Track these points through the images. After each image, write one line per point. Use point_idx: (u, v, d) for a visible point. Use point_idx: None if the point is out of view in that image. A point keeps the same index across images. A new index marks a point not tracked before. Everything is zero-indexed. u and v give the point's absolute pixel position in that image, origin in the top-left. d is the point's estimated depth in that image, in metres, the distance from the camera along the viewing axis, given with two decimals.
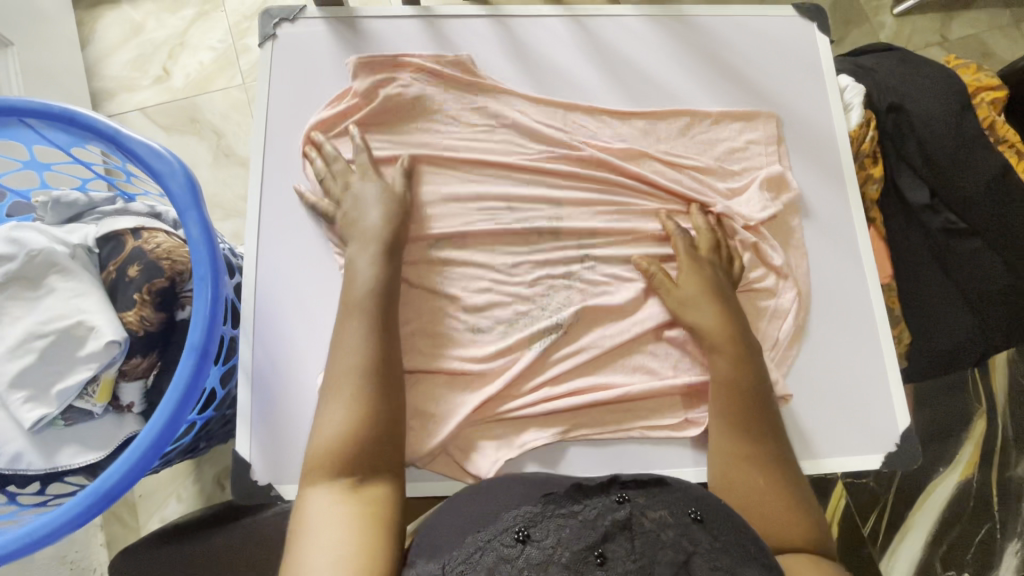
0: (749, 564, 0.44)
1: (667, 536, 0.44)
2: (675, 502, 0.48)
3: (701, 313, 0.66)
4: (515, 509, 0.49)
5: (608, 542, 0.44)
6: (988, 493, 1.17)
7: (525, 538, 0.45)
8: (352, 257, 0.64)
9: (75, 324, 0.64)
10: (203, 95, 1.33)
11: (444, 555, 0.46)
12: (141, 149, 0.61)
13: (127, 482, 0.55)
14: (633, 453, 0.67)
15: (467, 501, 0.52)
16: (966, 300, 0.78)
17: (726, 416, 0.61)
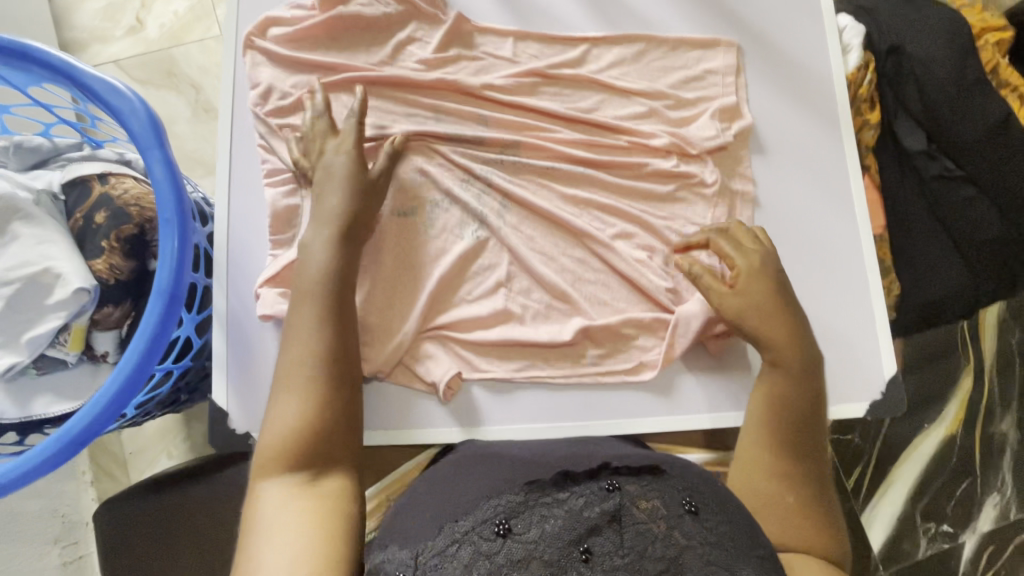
0: (741, 560, 0.43)
1: (659, 528, 0.43)
2: (670, 492, 0.46)
3: (774, 327, 0.60)
4: (495, 499, 0.47)
5: (595, 535, 0.43)
6: (971, 449, 1.18)
7: (506, 531, 0.43)
8: (307, 242, 0.58)
9: (42, 271, 0.62)
10: (178, 47, 1.27)
11: (416, 548, 0.44)
12: (100, 86, 0.58)
13: (97, 427, 0.55)
14: (588, 399, 0.67)
15: (444, 499, 0.50)
16: (959, 249, 0.77)
17: (774, 434, 0.56)
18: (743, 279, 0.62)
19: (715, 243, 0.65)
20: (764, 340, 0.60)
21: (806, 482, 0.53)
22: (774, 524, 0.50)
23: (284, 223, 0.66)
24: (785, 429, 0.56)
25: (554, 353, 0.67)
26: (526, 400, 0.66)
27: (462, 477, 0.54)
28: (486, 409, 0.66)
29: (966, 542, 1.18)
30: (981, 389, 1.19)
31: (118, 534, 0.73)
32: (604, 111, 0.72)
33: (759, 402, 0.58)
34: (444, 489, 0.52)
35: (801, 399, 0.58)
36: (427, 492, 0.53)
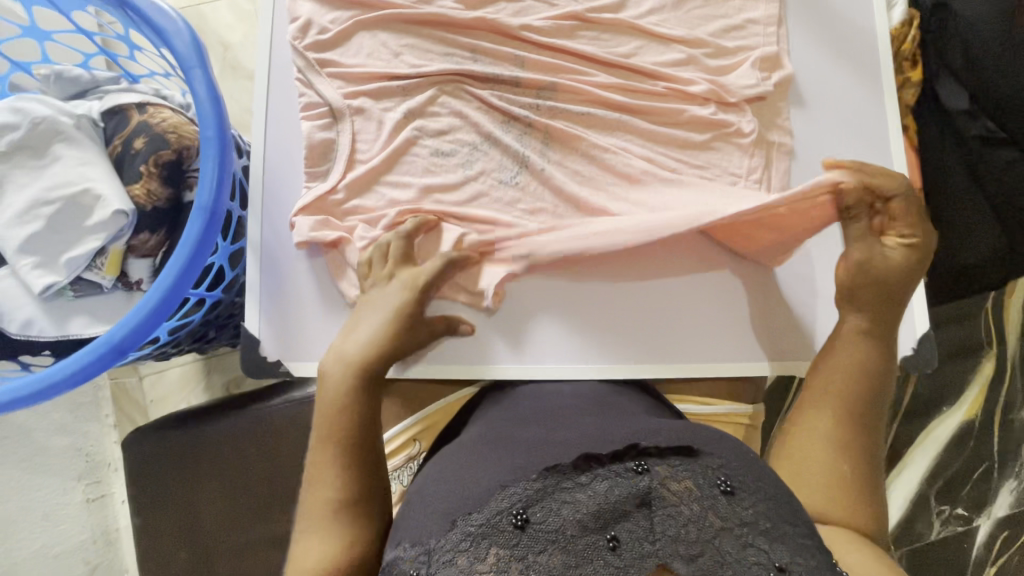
0: (779, 541, 0.42)
1: (691, 511, 0.43)
2: (702, 472, 0.45)
3: (865, 290, 0.59)
4: (510, 486, 0.45)
5: (623, 521, 0.42)
6: (990, 434, 1.17)
7: (524, 522, 0.42)
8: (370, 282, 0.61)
9: (82, 193, 0.63)
10: (208, 4, 1.28)
11: (430, 543, 0.44)
12: (144, 5, 0.58)
13: (136, 339, 0.55)
14: (587, 292, 0.67)
15: (458, 485, 0.49)
16: (996, 214, 0.76)
17: (842, 406, 0.56)
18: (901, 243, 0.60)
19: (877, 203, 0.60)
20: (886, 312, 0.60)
21: (857, 458, 0.54)
22: (822, 503, 0.51)
23: (320, 156, 0.67)
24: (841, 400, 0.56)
25: (579, 294, 0.67)
26: (539, 341, 0.66)
27: (473, 457, 0.52)
28: (500, 348, 0.66)
29: (980, 528, 1.16)
30: (1004, 376, 1.17)
31: (146, 463, 0.75)
32: (641, 58, 0.71)
33: (842, 372, 0.58)
34: (456, 474, 0.51)
35: (856, 370, 0.58)
36: (436, 477, 0.52)
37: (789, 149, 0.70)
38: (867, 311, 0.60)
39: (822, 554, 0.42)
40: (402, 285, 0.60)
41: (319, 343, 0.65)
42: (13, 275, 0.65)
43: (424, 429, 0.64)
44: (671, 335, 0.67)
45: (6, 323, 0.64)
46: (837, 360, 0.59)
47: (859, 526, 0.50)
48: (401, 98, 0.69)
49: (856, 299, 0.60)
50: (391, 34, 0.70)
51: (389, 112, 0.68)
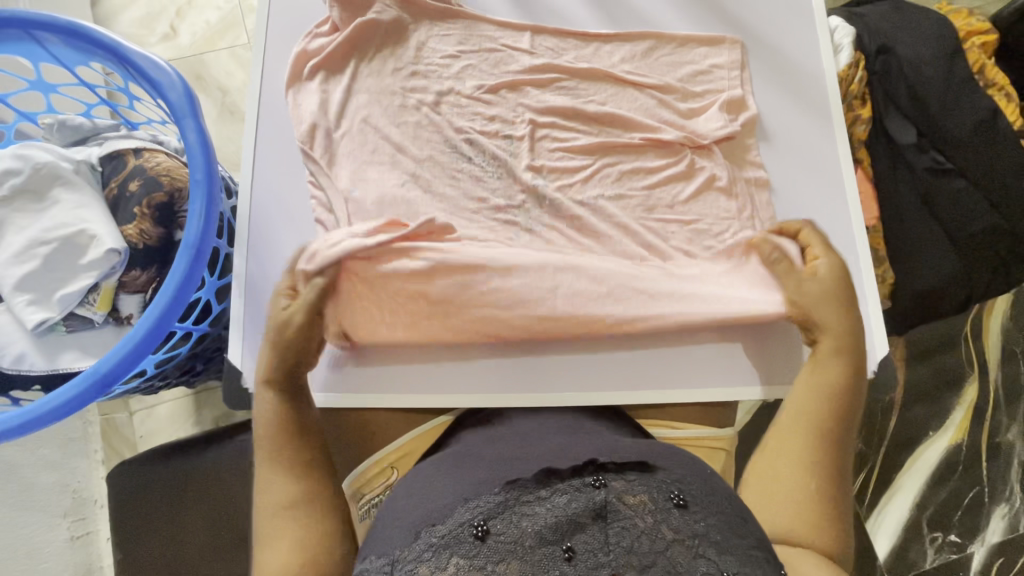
0: (729, 551, 0.44)
1: (645, 523, 0.44)
2: (657, 487, 0.47)
3: (826, 312, 0.64)
4: (472, 501, 0.48)
5: (578, 533, 0.44)
6: (977, 457, 1.17)
7: (484, 534, 0.44)
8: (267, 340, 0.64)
9: (77, 233, 0.67)
10: (208, 54, 1.35)
11: (393, 555, 0.46)
12: (142, 62, 0.63)
13: (121, 371, 0.58)
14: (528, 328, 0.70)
15: (426, 499, 0.51)
16: (950, 239, 0.80)
17: (810, 428, 0.59)
18: (823, 266, 0.66)
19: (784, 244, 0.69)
20: (838, 329, 0.63)
21: (825, 478, 0.56)
22: (781, 522, 0.54)
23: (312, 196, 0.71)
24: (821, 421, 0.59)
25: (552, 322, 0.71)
26: (512, 370, 0.69)
27: (443, 472, 0.55)
28: (484, 376, 0.69)
29: (975, 554, 1.15)
30: (987, 399, 1.18)
31: (131, 495, 0.76)
32: (613, 102, 0.76)
33: (809, 394, 0.61)
34: (422, 490, 0.53)
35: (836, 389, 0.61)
36: (403, 493, 0.54)
37: (752, 182, 0.74)
38: (835, 331, 0.63)
39: (769, 565, 0.45)
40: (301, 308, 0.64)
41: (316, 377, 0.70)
42: (8, 312, 0.68)
43: (402, 456, 0.63)
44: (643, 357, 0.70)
45: None
46: (818, 382, 0.61)
47: (825, 549, 0.53)
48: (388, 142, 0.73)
49: (823, 324, 0.64)
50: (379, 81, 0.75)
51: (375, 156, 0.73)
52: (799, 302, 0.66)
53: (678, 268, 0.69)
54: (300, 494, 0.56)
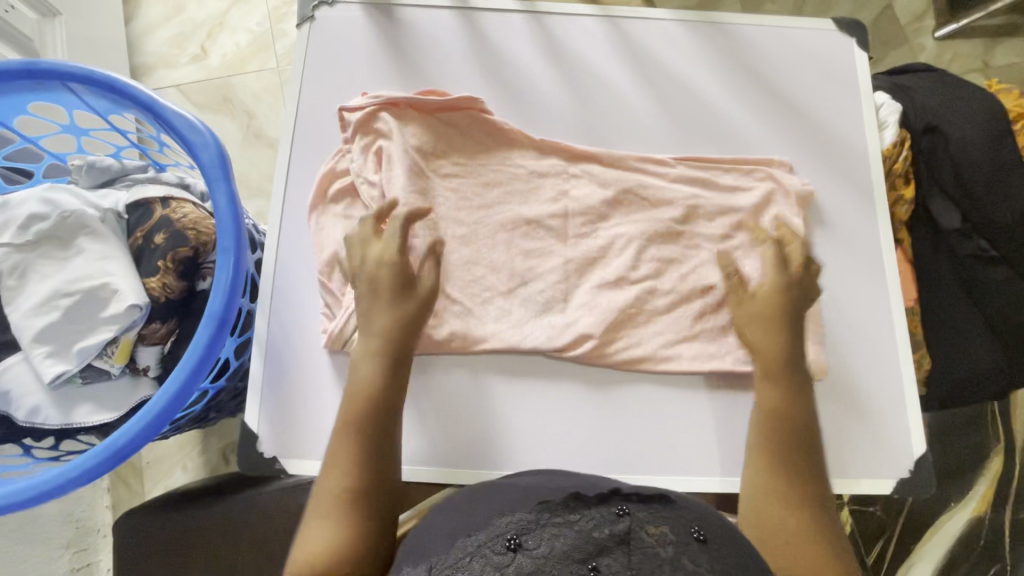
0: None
1: (666, 552, 0.41)
2: (677, 521, 0.45)
3: (764, 334, 0.65)
4: (508, 519, 0.47)
5: (602, 555, 0.41)
6: (1001, 534, 1.10)
7: (516, 546, 0.43)
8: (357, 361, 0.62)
9: (100, 285, 0.66)
10: (235, 77, 1.35)
11: (432, 561, 0.45)
12: (177, 120, 0.62)
13: (139, 442, 0.56)
14: (546, 399, 0.70)
15: (466, 518, 0.51)
16: (992, 329, 0.76)
17: (781, 442, 0.59)
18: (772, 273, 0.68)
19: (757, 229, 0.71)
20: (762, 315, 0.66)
21: (798, 487, 0.56)
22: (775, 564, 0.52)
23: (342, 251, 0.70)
24: (779, 446, 0.59)
25: (564, 397, 0.70)
26: (517, 443, 0.69)
27: (482, 497, 0.55)
28: (493, 448, 0.68)
29: None
30: (1012, 474, 1.11)
31: (134, 547, 0.74)
32: (649, 171, 0.74)
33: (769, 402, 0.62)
34: (456, 513, 0.52)
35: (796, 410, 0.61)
36: (444, 512, 0.54)
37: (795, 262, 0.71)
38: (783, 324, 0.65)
39: None
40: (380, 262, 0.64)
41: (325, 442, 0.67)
42: (23, 361, 0.67)
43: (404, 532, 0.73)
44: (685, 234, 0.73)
45: (14, 409, 0.66)
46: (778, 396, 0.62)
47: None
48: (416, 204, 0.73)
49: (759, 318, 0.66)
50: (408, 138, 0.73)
51: None
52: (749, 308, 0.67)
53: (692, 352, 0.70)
54: (362, 489, 0.54)
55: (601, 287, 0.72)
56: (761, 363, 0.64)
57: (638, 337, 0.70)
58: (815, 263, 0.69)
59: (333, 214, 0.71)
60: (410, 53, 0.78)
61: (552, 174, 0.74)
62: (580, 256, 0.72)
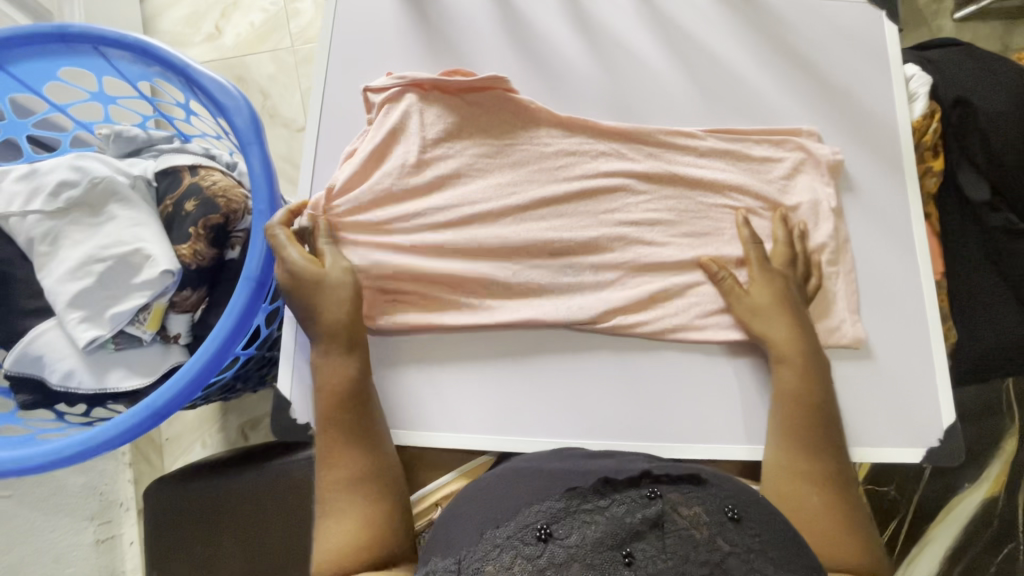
0: (787, 567, 0.42)
1: (701, 534, 0.42)
2: (710, 499, 0.45)
3: (771, 326, 0.66)
4: (535, 505, 0.46)
5: (636, 541, 0.42)
6: (1015, 514, 1.10)
7: (547, 536, 0.43)
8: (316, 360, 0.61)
9: (132, 251, 0.66)
10: (250, 56, 1.34)
11: (460, 554, 0.44)
12: (210, 84, 0.62)
13: (180, 402, 0.57)
14: (573, 368, 0.70)
15: (491, 502, 0.50)
16: (1019, 300, 0.77)
17: (796, 434, 0.61)
18: (762, 273, 0.68)
19: (777, 224, 0.71)
20: (756, 307, 0.67)
21: (820, 477, 0.58)
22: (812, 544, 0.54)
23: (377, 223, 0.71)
24: (803, 438, 0.61)
25: (593, 367, 0.70)
26: (546, 411, 0.69)
27: (498, 481, 0.53)
28: (517, 416, 0.69)
29: None
30: None
31: (164, 514, 0.75)
32: (679, 144, 0.74)
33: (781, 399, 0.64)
34: (477, 499, 0.51)
35: (812, 395, 0.63)
36: (468, 497, 0.53)
37: (824, 233, 0.71)
38: (786, 324, 0.65)
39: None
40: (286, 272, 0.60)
41: None
42: (57, 327, 0.67)
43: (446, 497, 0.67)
44: (711, 211, 0.73)
45: (48, 373, 0.66)
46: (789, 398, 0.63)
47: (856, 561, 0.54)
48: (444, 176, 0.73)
49: (764, 315, 0.66)
50: (436, 110, 0.72)
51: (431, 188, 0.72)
52: (755, 310, 0.67)
53: (722, 325, 0.70)
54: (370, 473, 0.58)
55: (629, 259, 0.72)
56: (771, 349, 0.65)
57: (667, 309, 0.70)
58: (801, 257, 0.70)
59: (362, 185, 0.71)
60: (435, 24, 0.77)
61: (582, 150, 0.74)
62: (609, 228, 0.72)
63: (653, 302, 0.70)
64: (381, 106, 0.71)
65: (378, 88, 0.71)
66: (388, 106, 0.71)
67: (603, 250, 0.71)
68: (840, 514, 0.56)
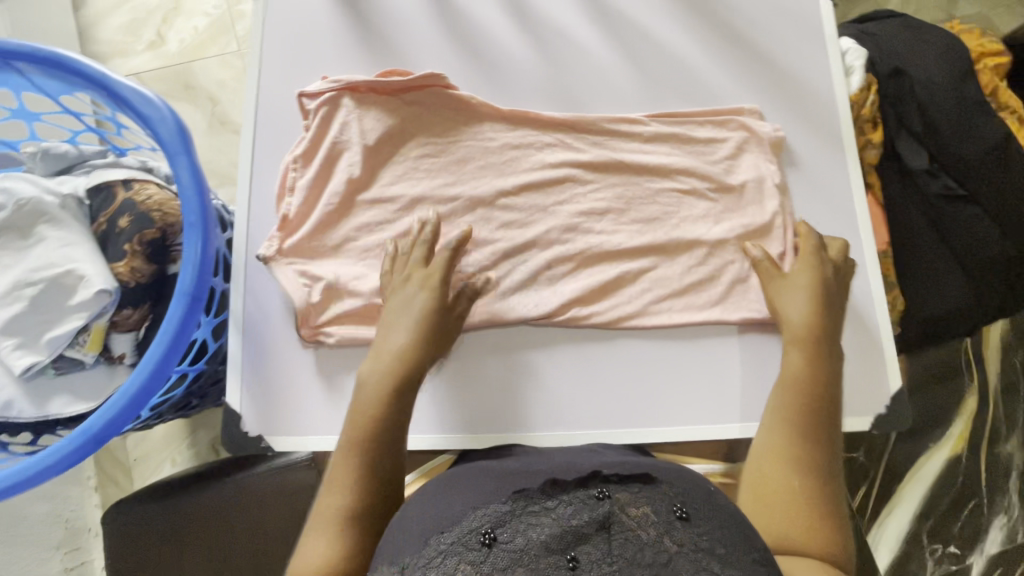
0: (734, 563, 0.41)
1: (648, 535, 0.42)
2: (660, 499, 0.45)
3: (793, 302, 0.66)
4: (482, 508, 0.45)
5: (582, 544, 0.41)
6: (977, 471, 1.13)
7: (491, 541, 0.42)
8: (387, 329, 0.63)
9: (65, 273, 0.64)
10: (195, 62, 1.30)
11: (405, 561, 0.44)
12: (131, 95, 0.60)
13: (115, 427, 0.55)
14: (515, 362, 0.70)
15: (440, 502, 0.49)
16: (961, 265, 0.78)
17: (794, 417, 0.58)
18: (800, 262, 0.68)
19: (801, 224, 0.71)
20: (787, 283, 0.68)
21: (808, 465, 0.54)
22: (778, 525, 0.50)
23: (319, 229, 0.70)
24: (799, 421, 0.57)
25: (547, 359, 0.70)
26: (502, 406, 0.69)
27: (453, 482, 0.52)
28: (465, 415, 0.69)
29: (975, 566, 1.10)
30: (986, 412, 1.14)
31: (124, 538, 0.72)
32: (623, 130, 0.74)
33: (792, 376, 0.61)
34: (430, 497, 0.50)
35: (819, 383, 0.60)
36: (419, 497, 0.51)
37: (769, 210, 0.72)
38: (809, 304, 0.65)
39: None
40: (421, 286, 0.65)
41: (300, 419, 0.68)
42: None
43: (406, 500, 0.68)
44: (658, 195, 0.73)
45: None
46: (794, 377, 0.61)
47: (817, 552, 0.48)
48: (388, 177, 0.72)
49: (791, 291, 0.67)
50: (374, 113, 0.71)
51: (376, 191, 0.71)
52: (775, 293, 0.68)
53: (674, 308, 0.70)
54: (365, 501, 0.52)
55: (579, 248, 0.72)
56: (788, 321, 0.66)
57: (616, 295, 0.71)
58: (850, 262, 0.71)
59: (303, 191, 0.70)
60: (370, 21, 0.75)
61: (526, 142, 0.73)
62: (556, 219, 0.72)
63: (604, 289, 0.70)
64: (318, 110, 0.71)
65: (314, 92, 0.71)
66: (326, 110, 0.71)
67: (551, 241, 0.71)
68: (819, 506, 0.51)
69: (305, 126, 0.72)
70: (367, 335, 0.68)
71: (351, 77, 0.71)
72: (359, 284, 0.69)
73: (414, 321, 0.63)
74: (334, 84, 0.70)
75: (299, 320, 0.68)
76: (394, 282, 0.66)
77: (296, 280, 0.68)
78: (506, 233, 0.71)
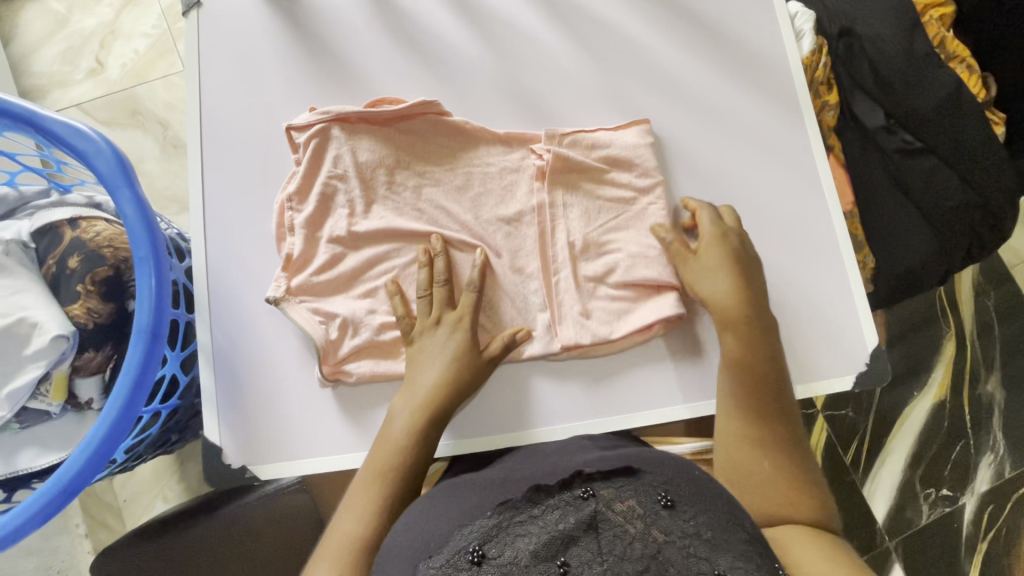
0: (724, 547, 0.41)
1: (636, 528, 0.41)
2: (643, 491, 0.44)
3: (705, 274, 0.64)
4: (469, 527, 0.44)
5: (572, 546, 0.40)
6: (961, 413, 1.15)
7: (480, 558, 0.40)
8: (423, 365, 0.63)
9: (16, 322, 0.61)
10: (139, 86, 1.25)
11: None
12: (64, 131, 0.57)
13: (87, 474, 0.53)
14: (544, 377, 0.69)
15: (427, 529, 0.48)
16: (926, 218, 0.79)
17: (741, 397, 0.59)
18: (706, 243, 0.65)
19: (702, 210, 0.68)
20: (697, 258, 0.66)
21: (775, 446, 0.56)
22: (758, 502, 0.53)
23: (328, 266, 0.67)
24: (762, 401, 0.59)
25: (583, 364, 0.69)
26: (524, 416, 0.69)
27: (441, 504, 0.52)
28: (485, 426, 0.68)
29: (967, 505, 1.13)
30: (963, 355, 1.16)
31: None
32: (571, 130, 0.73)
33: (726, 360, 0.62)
34: (422, 519, 0.50)
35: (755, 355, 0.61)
36: (407, 522, 0.50)
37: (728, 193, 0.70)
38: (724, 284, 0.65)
39: (763, 560, 0.42)
40: (451, 330, 0.65)
41: (284, 446, 0.67)
42: None
43: None
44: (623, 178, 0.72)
45: None
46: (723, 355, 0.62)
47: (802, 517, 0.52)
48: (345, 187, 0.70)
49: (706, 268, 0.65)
50: (367, 142, 0.69)
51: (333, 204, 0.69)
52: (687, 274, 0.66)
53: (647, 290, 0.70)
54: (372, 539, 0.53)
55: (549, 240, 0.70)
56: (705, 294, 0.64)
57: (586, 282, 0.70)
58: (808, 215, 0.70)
59: (302, 231, 0.67)
60: (310, 28, 0.73)
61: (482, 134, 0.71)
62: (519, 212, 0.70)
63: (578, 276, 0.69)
64: (308, 144, 0.68)
65: (302, 125, 0.68)
66: (316, 143, 0.68)
67: (518, 235, 0.70)
68: (788, 475, 0.55)
69: (297, 160, 0.69)
70: (391, 369, 0.67)
71: (341, 107, 0.69)
72: (374, 320, 0.67)
73: (445, 363, 0.63)
74: (323, 116, 0.68)
75: (320, 359, 0.65)
76: (424, 326, 0.65)
77: (312, 319, 0.65)
78: (472, 231, 0.70)
